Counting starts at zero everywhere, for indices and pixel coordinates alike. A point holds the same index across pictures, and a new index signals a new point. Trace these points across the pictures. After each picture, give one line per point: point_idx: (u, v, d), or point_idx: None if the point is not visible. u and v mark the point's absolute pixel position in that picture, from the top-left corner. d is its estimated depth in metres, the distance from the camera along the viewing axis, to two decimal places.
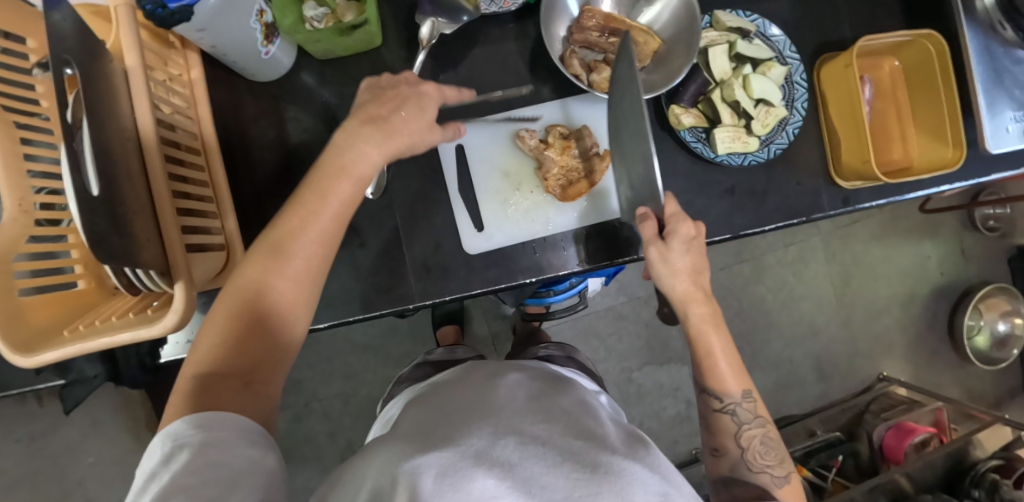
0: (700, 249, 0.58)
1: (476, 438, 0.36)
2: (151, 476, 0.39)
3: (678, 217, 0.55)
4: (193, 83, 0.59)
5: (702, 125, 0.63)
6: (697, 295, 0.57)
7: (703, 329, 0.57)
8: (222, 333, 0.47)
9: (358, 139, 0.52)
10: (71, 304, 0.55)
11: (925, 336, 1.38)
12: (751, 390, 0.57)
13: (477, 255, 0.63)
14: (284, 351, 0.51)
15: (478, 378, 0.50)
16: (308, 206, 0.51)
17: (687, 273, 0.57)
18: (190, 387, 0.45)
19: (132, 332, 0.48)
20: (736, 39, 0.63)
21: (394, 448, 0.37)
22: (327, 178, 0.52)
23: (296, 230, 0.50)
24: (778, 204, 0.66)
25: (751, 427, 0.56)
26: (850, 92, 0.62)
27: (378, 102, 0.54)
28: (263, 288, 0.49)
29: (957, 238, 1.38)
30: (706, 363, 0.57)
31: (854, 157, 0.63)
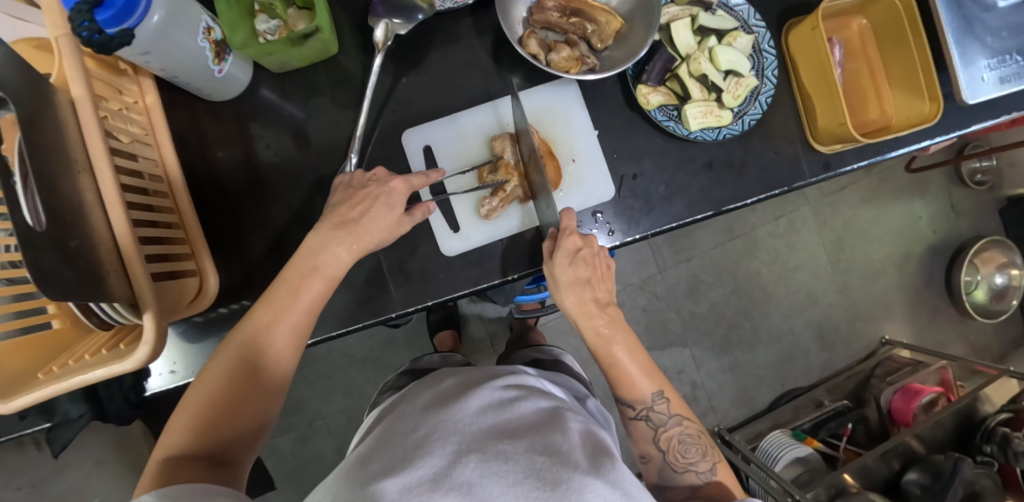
0: (602, 261, 0.57)
1: (437, 458, 0.37)
2: None
3: (568, 230, 0.56)
4: (150, 109, 0.57)
5: (672, 103, 0.62)
6: (590, 308, 0.56)
7: (602, 345, 0.56)
8: (190, 417, 0.49)
9: (330, 242, 0.54)
10: (47, 345, 0.53)
11: (924, 295, 1.37)
12: (663, 390, 0.56)
13: (456, 256, 0.62)
14: (254, 431, 0.52)
15: (448, 391, 0.50)
16: (277, 303, 0.52)
17: (575, 286, 0.56)
18: (158, 468, 0.46)
19: (105, 367, 0.47)
20: (698, 12, 0.61)
21: (354, 473, 0.38)
22: (299, 276, 0.53)
23: (280, 319, 0.52)
24: (758, 175, 0.65)
25: (668, 428, 0.55)
26: (818, 54, 0.61)
27: (349, 204, 0.56)
28: (241, 374, 0.51)
29: (946, 194, 1.37)
30: (614, 372, 0.56)
31: (830, 120, 0.63)
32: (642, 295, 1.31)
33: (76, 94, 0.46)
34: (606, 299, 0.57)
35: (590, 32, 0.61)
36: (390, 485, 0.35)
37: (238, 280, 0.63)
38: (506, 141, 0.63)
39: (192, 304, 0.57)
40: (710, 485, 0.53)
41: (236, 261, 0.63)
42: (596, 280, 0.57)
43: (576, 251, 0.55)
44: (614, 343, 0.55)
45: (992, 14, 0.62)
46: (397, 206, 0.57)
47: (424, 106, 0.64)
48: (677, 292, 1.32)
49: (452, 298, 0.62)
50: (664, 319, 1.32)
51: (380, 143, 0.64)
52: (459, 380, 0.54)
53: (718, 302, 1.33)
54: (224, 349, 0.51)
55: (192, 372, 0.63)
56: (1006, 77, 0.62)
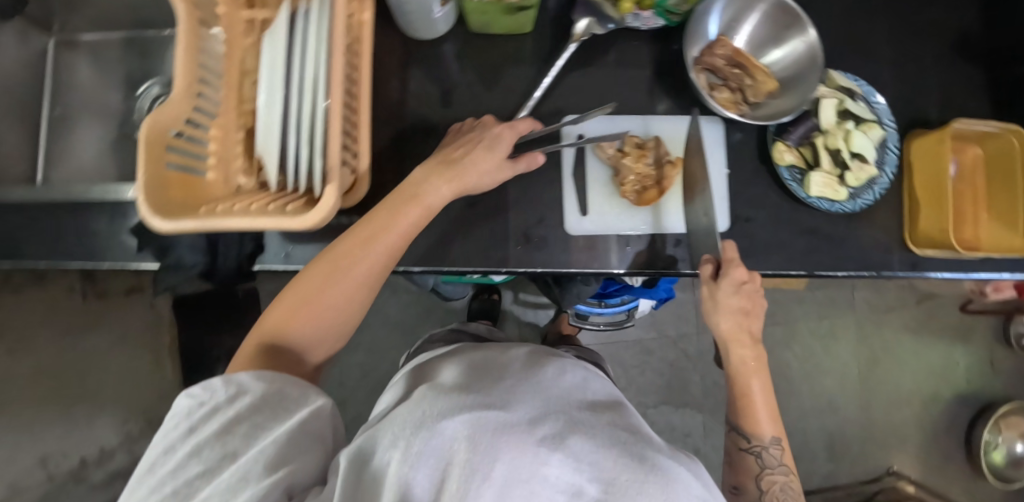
0: (755, 293, 0.61)
1: (528, 410, 0.41)
2: (214, 410, 0.46)
3: (733, 262, 0.60)
4: (362, 25, 0.65)
5: (800, 166, 0.68)
6: (742, 338, 0.62)
7: (743, 373, 0.61)
8: (280, 316, 0.56)
9: (436, 178, 0.58)
10: (201, 188, 0.63)
11: (941, 439, 1.38)
12: (780, 438, 0.59)
13: (576, 236, 0.66)
14: (334, 338, 0.59)
15: (523, 361, 0.54)
16: (376, 226, 0.56)
17: (730, 314, 0.61)
18: (254, 351, 0.55)
19: (277, 220, 0.53)
20: (845, 98, 0.68)
21: (446, 399, 0.42)
22: (402, 202, 0.57)
23: (375, 242, 0.56)
24: (853, 253, 0.71)
25: (774, 472, 0.58)
26: (939, 165, 0.68)
27: (455, 146, 0.62)
28: (332, 280, 0.55)
29: (987, 349, 1.40)
30: (742, 402, 0.61)
31: (933, 225, 0.69)
32: (673, 349, 1.35)
33: None
34: (756, 336, 0.63)
35: (748, 86, 0.68)
36: (485, 417, 0.39)
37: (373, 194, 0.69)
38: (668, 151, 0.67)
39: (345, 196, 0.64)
40: None
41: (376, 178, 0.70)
42: (750, 313, 0.62)
43: (738, 282, 0.59)
44: (754, 376, 0.61)
45: None
46: (500, 148, 0.61)
47: (582, 100, 0.71)
48: (707, 357, 1.36)
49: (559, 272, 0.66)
50: (686, 380, 1.35)
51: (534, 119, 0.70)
52: (526, 354, 0.58)
53: None
54: (323, 255, 0.57)
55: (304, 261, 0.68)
56: None
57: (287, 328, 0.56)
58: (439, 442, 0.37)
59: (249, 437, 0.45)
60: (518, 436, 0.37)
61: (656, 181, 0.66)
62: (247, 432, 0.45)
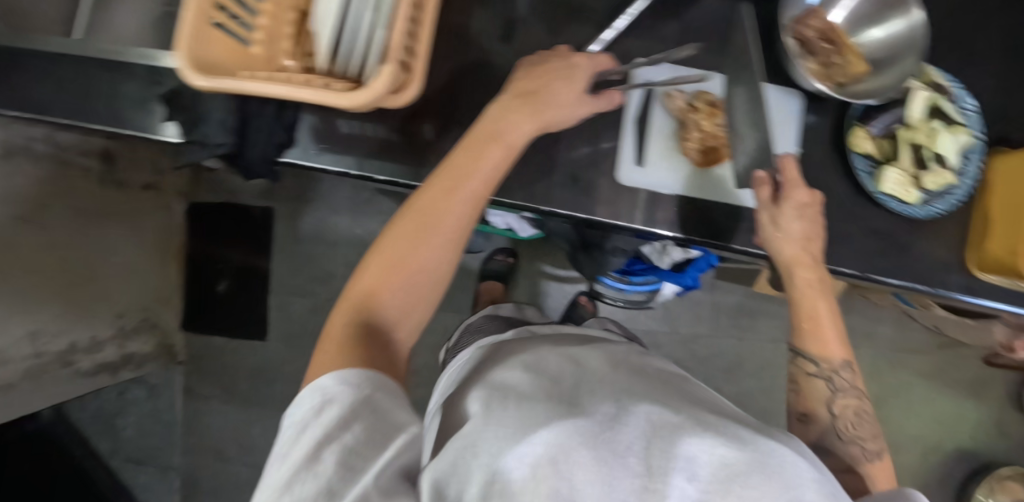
0: (815, 217, 0.60)
1: (606, 415, 0.39)
2: (305, 424, 0.44)
3: (793, 184, 0.59)
4: None
5: (874, 159, 0.64)
6: (807, 262, 0.59)
7: (809, 295, 0.61)
8: (369, 281, 0.54)
9: (513, 112, 0.56)
10: (245, 58, 0.61)
11: (935, 490, 1.34)
12: (850, 361, 0.61)
13: (627, 186, 0.62)
14: (421, 305, 0.56)
15: (569, 357, 0.54)
16: (457, 169, 0.55)
17: (795, 240, 0.58)
18: (345, 329, 0.51)
19: (323, 95, 0.50)
20: (936, 95, 0.64)
21: (519, 416, 0.40)
22: (480, 142, 0.55)
23: (457, 189, 0.54)
24: (910, 263, 0.67)
25: (844, 395, 0.60)
26: (1021, 185, 0.64)
27: (530, 78, 0.58)
28: (420, 236, 0.54)
29: (999, 409, 1.36)
30: (809, 327, 0.62)
31: (1001, 248, 0.64)
32: (681, 349, 1.31)
33: None
34: (818, 259, 0.61)
35: (832, 64, 0.64)
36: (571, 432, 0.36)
37: None
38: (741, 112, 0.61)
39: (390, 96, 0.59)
40: (873, 460, 0.57)
41: None
42: (811, 236, 0.59)
43: (792, 205, 0.58)
44: (820, 299, 0.61)
45: None
46: (580, 80, 0.58)
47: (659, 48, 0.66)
48: (714, 363, 1.32)
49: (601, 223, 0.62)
50: None
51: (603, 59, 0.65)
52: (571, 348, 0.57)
53: (746, 392, 1.32)
54: (405, 210, 0.55)
55: (337, 163, 0.69)
56: None
57: (375, 292, 0.54)
58: (527, 462, 0.35)
59: (339, 448, 0.41)
60: (606, 440, 0.36)
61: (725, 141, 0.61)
62: (336, 444, 0.41)
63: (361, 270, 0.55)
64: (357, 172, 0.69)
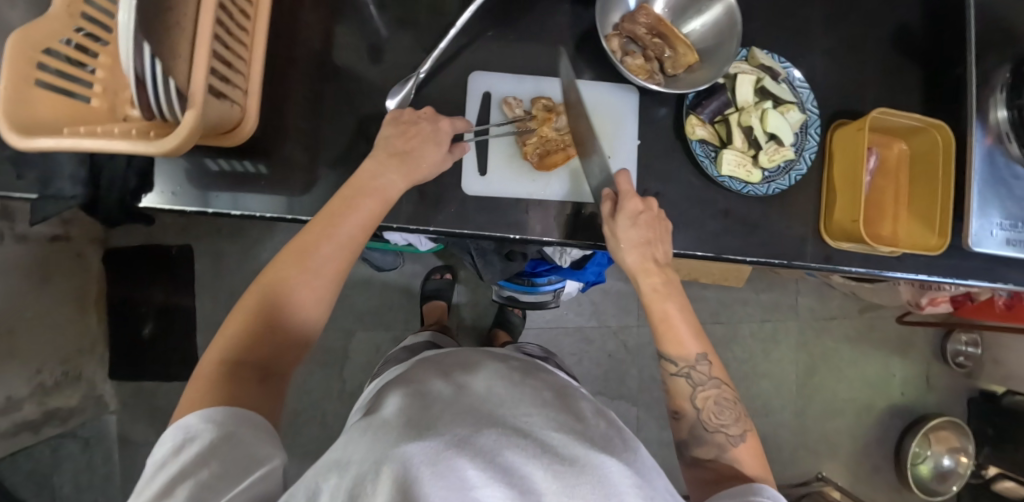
0: (655, 221, 0.61)
1: (461, 429, 0.39)
2: (159, 465, 0.41)
3: (626, 195, 0.60)
4: None
5: (713, 143, 0.66)
6: (649, 267, 0.61)
7: (656, 300, 0.61)
8: (244, 326, 0.52)
9: (385, 169, 0.58)
10: (81, 114, 0.57)
11: (872, 450, 1.38)
12: (706, 353, 0.59)
13: (473, 197, 0.65)
14: (296, 345, 0.55)
15: (456, 373, 0.53)
16: (331, 218, 0.56)
17: (637, 248, 0.60)
18: (216, 373, 0.49)
19: (130, 143, 0.50)
20: (764, 76, 0.66)
21: (378, 437, 0.39)
22: (355, 195, 0.57)
23: (332, 237, 0.56)
24: (765, 240, 0.69)
25: (705, 388, 0.58)
26: (856, 152, 0.66)
27: (403, 138, 0.60)
28: (297, 283, 0.54)
29: (925, 363, 1.40)
30: (663, 327, 0.60)
31: (845, 216, 0.67)
32: (612, 341, 1.33)
33: None
34: (663, 261, 0.62)
35: (666, 57, 0.66)
36: (415, 448, 0.35)
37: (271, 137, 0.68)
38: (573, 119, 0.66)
39: (228, 135, 0.61)
40: (739, 447, 0.55)
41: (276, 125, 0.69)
42: (654, 241, 0.61)
43: (638, 213, 0.60)
44: (667, 299, 0.60)
45: (1019, 182, 0.67)
46: (443, 143, 0.61)
47: (499, 58, 0.68)
48: (647, 351, 1.34)
49: (454, 233, 0.64)
50: (624, 372, 1.33)
51: (443, 74, 0.67)
52: (467, 364, 0.56)
53: None
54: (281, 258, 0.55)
55: (192, 201, 0.67)
56: (1010, 240, 0.67)
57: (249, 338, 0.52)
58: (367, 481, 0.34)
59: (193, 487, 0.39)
60: (447, 455, 0.35)
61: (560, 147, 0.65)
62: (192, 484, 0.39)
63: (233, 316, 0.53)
64: (215, 208, 0.67)
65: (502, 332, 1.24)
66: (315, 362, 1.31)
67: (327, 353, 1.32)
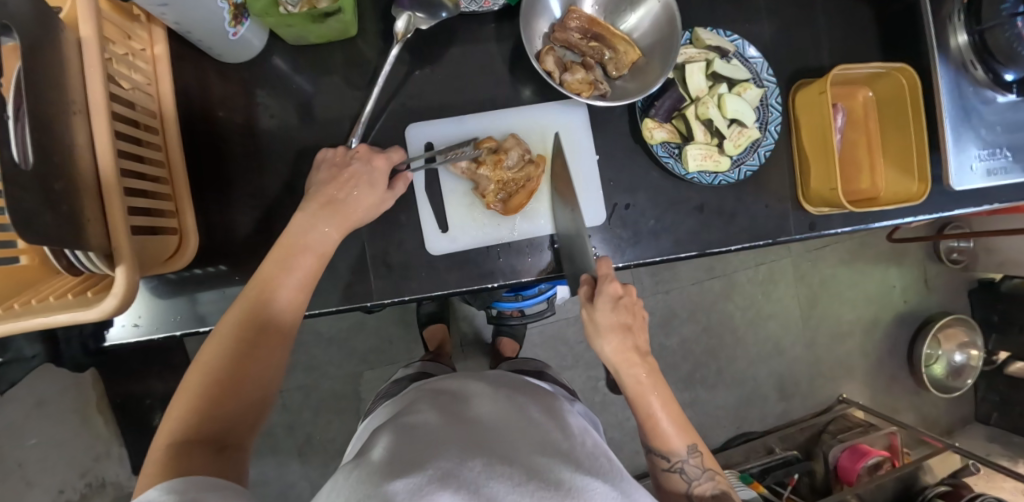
0: (630, 306, 0.59)
1: (447, 460, 0.39)
2: None
3: (608, 277, 0.58)
4: (156, 60, 0.57)
5: (675, 141, 0.63)
6: (632, 358, 0.59)
7: (640, 393, 0.58)
8: (194, 400, 0.47)
9: (316, 222, 0.54)
10: (11, 279, 0.50)
11: (885, 361, 1.41)
12: (697, 445, 0.58)
13: (441, 257, 0.62)
14: (248, 419, 0.50)
15: (444, 401, 0.53)
16: (270, 280, 0.52)
17: (613, 330, 0.58)
18: (165, 454, 0.43)
19: (69, 313, 0.46)
20: (714, 58, 0.62)
21: (365, 470, 0.39)
22: (287, 252, 0.53)
23: (274, 298, 0.52)
24: (745, 224, 0.67)
25: (700, 483, 0.57)
26: (821, 116, 0.62)
27: (335, 183, 0.56)
28: (241, 351, 0.50)
29: (921, 267, 1.41)
30: (650, 424, 0.58)
31: (822, 184, 0.64)
32: None
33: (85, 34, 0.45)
34: (645, 349, 0.60)
35: (607, 59, 0.63)
36: (401, 484, 0.36)
37: (218, 242, 0.64)
38: (522, 151, 0.62)
39: (169, 261, 0.57)
40: None
41: (220, 230, 0.65)
42: (633, 327, 0.60)
43: (618, 299, 0.58)
44: (652, 393, 0.58)
45: (990, 108, 0.65)
46: (381, 184, 0.58)
47: (434, 102, 0.65)
48: (651, 321, 1.34)
49: (430, 296, 0.62)
50: None
51: (381, 135, 0.64)
52: (458, 390, 0.57)
53: (688, 338, 1.35)
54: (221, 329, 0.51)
55: (157, 328, 0.64)
56: (991, 170, 0.65)
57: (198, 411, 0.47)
58: None
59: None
60: (432, 489, 0.35)
61: (520, 185, 0.62)
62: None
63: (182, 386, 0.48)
64: (183, 329, 0.64)
65: (507, 340, 1.22)
66: (332, 412, 1.31)
67: (341, 399, 1.31)
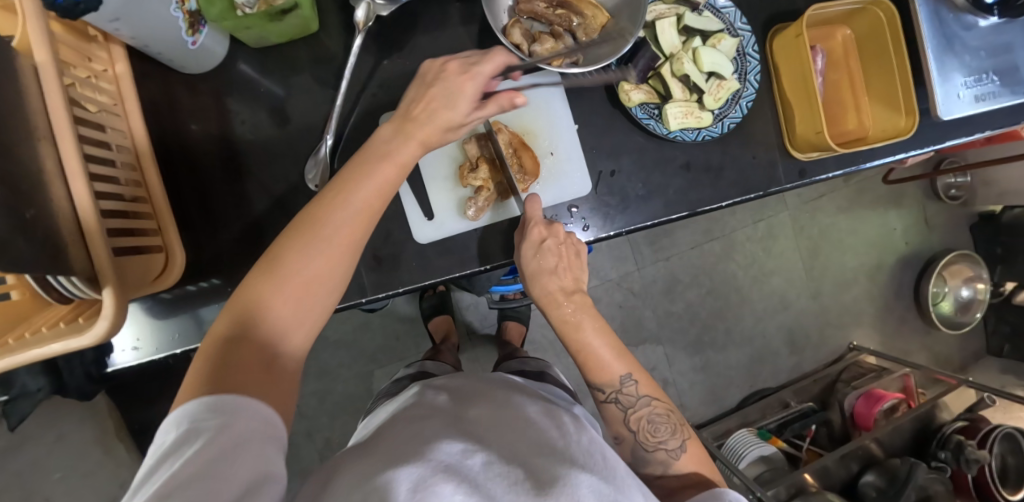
0: (564, 247, 0.61)
1: (448, 452, 0.41)
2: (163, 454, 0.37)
3: (535, 221, 0.60)
4: (120, 79, 0.55)
5: (654, 101, 0.62)
6: (557, 298, 0.62)
7: (570, 329, 0.61)
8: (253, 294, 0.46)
9: (402, 138, 0.53)
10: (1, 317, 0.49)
11: (893, 304, 1.41)
12: (631, 373, 0.59)
13: (429, 244, 0.61)
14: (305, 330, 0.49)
15: (442, 395, 0.55)
16: (345, 183, 0.51)
17: (542, 276, 0.60)
18: (219, 342, 0.44)
19: (62, 342, 0.46)
20: (685, 12, 0.61)
21: (366, 461, 0.41)
22: (371, 159, 0.52)
23: (348, 199, 0.50)
24: (734, 178, 0.66)
25: (638, 409, 0.58)
26: (800, 58, 0.61)
27: (423, 100, 0.54)
28: (319, 254, 0.48)
29: (921, 207, 1.40)
30: (585, 355, 0.60)
31: (808, 128, 0.63)
32: (619, 291, 1.31)
33: (39, 59, 0.44)
34: (573, 288, 0.62)
35: (576, 26, 0.62)
36: (407, 472, 0.37)
37: (208, 257, 0.64)
38: (476, 143, 0.63)
39: (157, 281, 0.56)
40: (679, 461, 0.55)
41: (208, 243, 0.64)
42: (563, 269, 0.61)
43: (542, 240, 0.60)
44: (581, 329, 0.60)
45: (971, 33, 0.63)
46: (461, 104, 0.54)
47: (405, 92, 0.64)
48: (654, 289, 1.33)
49: (421, 286, 0.61)
50: (640, 316, 1.33)
51: (355, 130, 0.64)
52: (461, 385, 0.59)
53: (694, 302, 1.35)
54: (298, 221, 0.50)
55: (157, 348, 0.63)
56: (979, 96, 0.63)
57: (233, 342, 0.44)
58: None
59: (177, 470, 0.35)
60: (434, 479, 0.37)
61: (516, 153, 0.63)
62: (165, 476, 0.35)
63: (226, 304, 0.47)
64: (182, 346, 0.64)
65: (513, 323, 1.22)
66: (348, 414, 1.31)
67: (355, 399, 1.32)
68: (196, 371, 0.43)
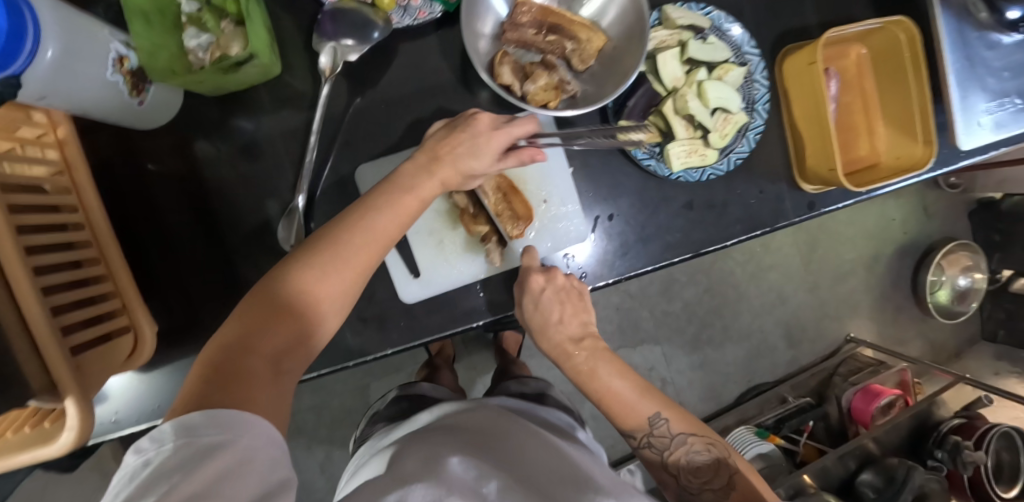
0: (575, 290, 0.57)
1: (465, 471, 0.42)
2: (157, 472, 0.34)
3: (531, 270, 0.56)
4: (64, 144, 0.49)
5: (656, 140, 0.56)
6: (568, 347, 0.59)
7: (591, 376, 0.58)
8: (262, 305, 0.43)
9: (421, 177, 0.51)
10: None
11: (890, 294, 1.40)
12: (660, 411, 0.56)
13: (416, 303, 0.57)
14: (303, 352, 0.45)
15: (468, 419, 0.56)
16: (370, 205, 0.48)
17: (550, 325, 0.57)
18: (216, 356, 0.41)
19: (29, 454, 0.43)
20: (688, 39, 0.55)
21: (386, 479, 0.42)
22: (396, 185, 0.50)
23: (366, 223, 0.48)
24: (739, 214, 0.62)
25: (674, 450, 0.55)
26: (814, 87, 0.56)
27: (447, 141, 0.51)
28: (332, 281, 0.46)
29: (920, 196, 1.37)
30: (608, 406, 0.58)
31: (820, 163, 0.58)
32: (616, 294, 1.29)
33: None
34: (585, 329, 0.59)
35: (570, 51, 0.56)
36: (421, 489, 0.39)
37: (179, 321, 0.59)
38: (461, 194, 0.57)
39: (129, 360, 0.51)
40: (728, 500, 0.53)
41: (180, 304, 0.59)
42: (568, 317, 0.58)
43: (542, 290, 0.55)
44: (597, 377, 0.58)
45: (994, 53, 0.59)
46: (486, 152, 0.52)
47: (382, 135, 0.59)
48: (651, 290, 1.31)
49: (410, 347, 0.57)
50: (637, 317, 1.30)
51: (333, 176, 0.59)
52: (470, 414, 0.57)
53: (691, 301, 1.33)
54: (317, 237, 0.47)
55: (138, 419, 0.59)
56: (1002, 123, 0.59)
57: (231, 354, 0.41)
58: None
59: (177, 487, 0.33)
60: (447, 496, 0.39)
61: (508, 199, 0.57)
62: (164, 490, 0.33)
63: (230, 317, 0.44)
64: (164, 417, 0.59)
65: (510, 333, 1.18)
66: (346, 428, 1.30)
67: (353, 413, 1.30)
68: (193, 382, 0.39)
